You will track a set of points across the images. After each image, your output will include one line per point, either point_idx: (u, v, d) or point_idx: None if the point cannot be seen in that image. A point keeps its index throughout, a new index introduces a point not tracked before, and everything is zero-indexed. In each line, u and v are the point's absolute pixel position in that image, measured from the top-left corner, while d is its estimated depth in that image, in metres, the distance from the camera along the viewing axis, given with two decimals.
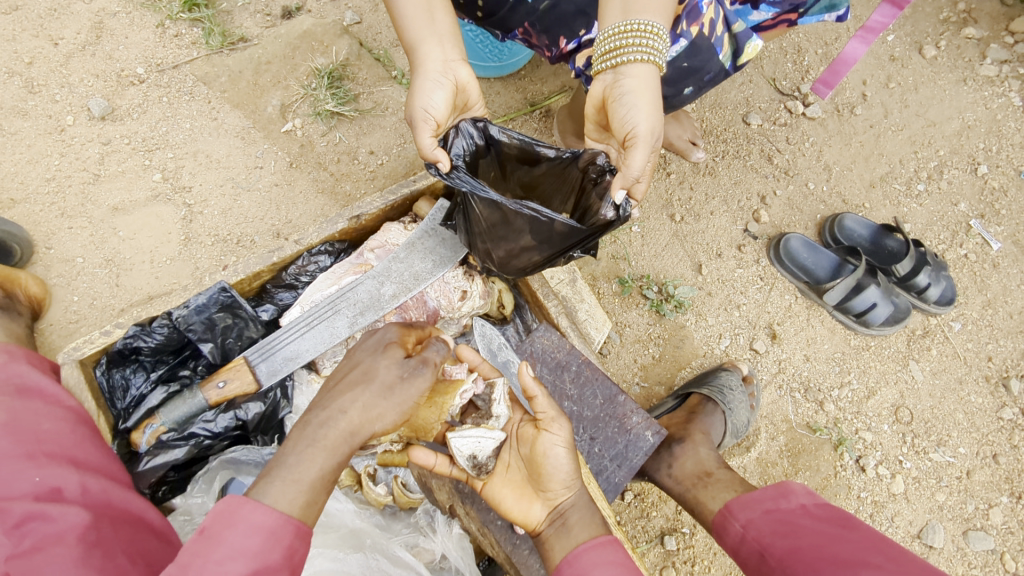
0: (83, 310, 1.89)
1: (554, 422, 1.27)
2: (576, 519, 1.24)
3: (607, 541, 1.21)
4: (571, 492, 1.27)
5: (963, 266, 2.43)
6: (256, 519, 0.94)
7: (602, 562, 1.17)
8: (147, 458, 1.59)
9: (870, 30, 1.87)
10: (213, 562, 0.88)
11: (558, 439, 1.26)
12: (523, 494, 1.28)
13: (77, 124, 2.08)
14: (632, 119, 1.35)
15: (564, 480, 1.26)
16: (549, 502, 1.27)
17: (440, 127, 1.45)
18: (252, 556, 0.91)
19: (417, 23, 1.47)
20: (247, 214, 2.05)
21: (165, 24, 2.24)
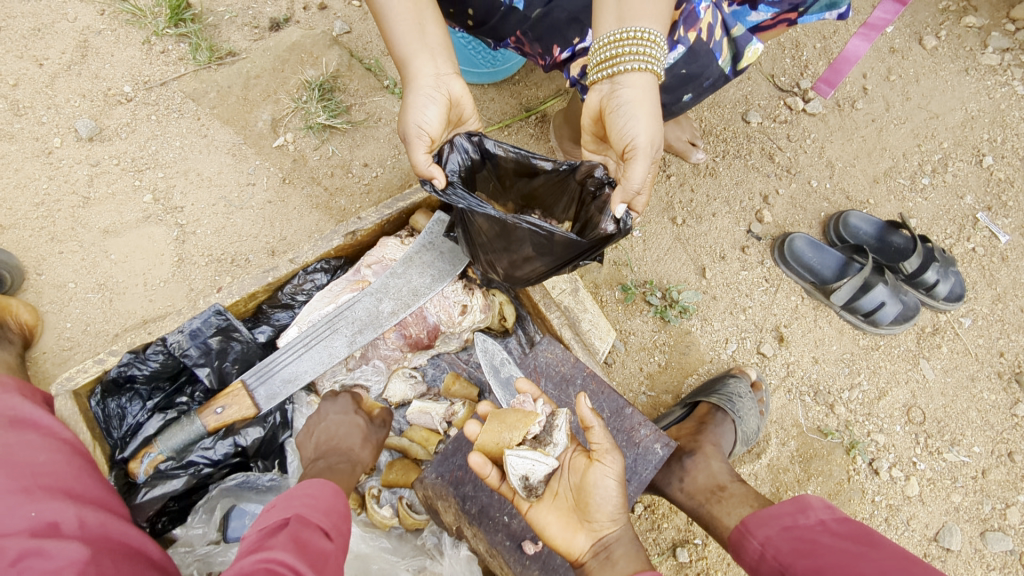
0: (77, 337, 1.85)
1: (607, 455, 1.23)
2: (620, 552, 1.19)
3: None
4: (616, 524, 1.22)
5: (971, 261, 2.39)
6: (320, 484, 1.15)
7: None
8: (144, 489, 1.53)
9: (872, 27, 1.81)
10: (306, 498, 1.09)
11: (610, 472, 1.21)
12: (568, 523, 1.24)
13: (65, 146, 2.04)
14: (630, 131, 1.31)
15: (610, 513, 1.21)
16: (593, 533, 1.22)
17: (434, 143, 1.41)
18: (326, 499, 1.12)
19: (407, 36, 1.42)
20: (240, 233, 2.01)
21: (151, 41, 2.20)
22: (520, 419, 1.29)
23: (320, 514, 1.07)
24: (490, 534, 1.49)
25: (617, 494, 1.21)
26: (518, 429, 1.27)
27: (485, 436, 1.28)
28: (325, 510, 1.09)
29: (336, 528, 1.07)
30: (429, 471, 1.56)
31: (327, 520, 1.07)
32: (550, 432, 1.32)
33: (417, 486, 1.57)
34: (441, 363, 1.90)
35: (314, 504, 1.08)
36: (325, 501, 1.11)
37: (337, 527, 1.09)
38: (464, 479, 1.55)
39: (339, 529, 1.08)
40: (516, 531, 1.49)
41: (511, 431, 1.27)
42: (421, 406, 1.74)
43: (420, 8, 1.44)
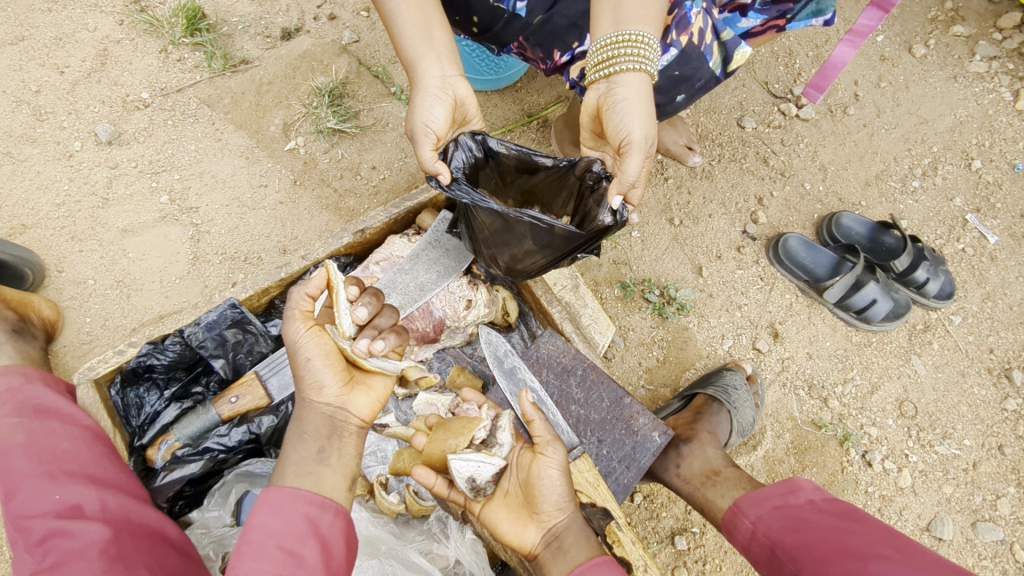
0: (96, 331, 1.93)
1: (548, 446, 1.29)
2: (572, 542, 1.21)
3: (602, 560, 1.17)
4: (564, 514, 1.25)
5: (961, 261, 2.45)
6: (268, 506, 1.08)
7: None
8: (163, 473, 1.61)
9: (857, 33, 1.88)
10: (248, 544, 1.04)
11: (552, 462, 1.27)
12: (518, 517, 1.26)
13: (85, 149, 2.13)
14: (626, 126, 1.38)
15: (557, 502, 1.25)
16: (542, 524, 1.24)
17: (440, 141, 1.49)
18: (276, 528, 1.06)
19: (415, 40, 1.50)
20: (253, 232, 2.08)
21: (168, 49, 2.30)
22: (466, 425, 1.37)
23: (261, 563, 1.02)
24: None
25: (560, 484, 1.26)
26: (463, 435, 1.34)
27: (432, 445, 1.36)
28: (269, 553, 1.03)
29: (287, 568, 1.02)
30: None
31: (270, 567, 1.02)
32: (494, 434, 1.37)
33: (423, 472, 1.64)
34: (447, 358, 1.97)
35: (256, 552, 1.03)
36: (275, 533, 1.06)
37: (291, 560, 1.04)
38: None
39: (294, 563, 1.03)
40: None
41: (457, 437, 1.35)
42: (428, 397, 1.78)
43: (427, 15, 1.52)
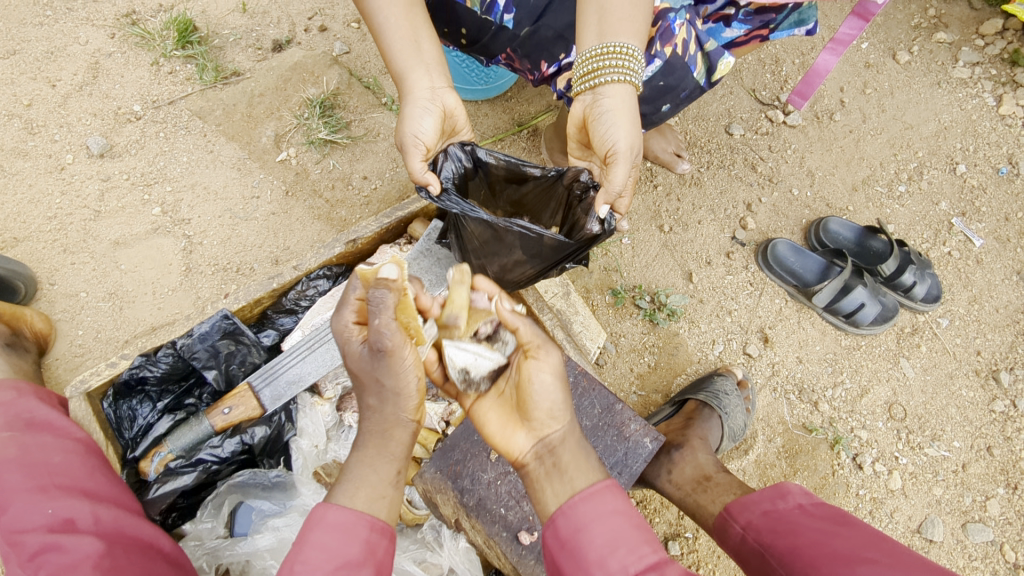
0: (88, 344, 1.93)
1: (543, 350, 1.14)
2: (568, 460, 1.08)
3: (604, 486, 1.03)
4: (560, 424, 1.10)
5: (947, 264, 2.48)
6: (329, 523, 1.00)
7: (602, 512, 1.01)
8: (156, 485, 1.60)
9: (839, 42, 1.91)
10: (301, 562, 0.96)
11: (545, 366, 1.12)
12: (508, 420, 1.16)
13: (77, 162, 2.13)
14: (612, 136, 1.40)
15: (550, 413, 1.10)
16: (534, 433, 1.12)
17: (430, 151, 1.50)
18: (333, 551, 0.97)
19: (404, 52, 1.51)
20: (245, 243, 2.09)
21: (159, 62, 2.31)
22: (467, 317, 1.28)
23: None
24: (488, 525, 1.58)
25: (555, 392, 1.10)
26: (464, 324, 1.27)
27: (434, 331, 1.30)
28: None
29: None
30: (429, 466, 1.64)
31: None
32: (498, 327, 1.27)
33: (416, 481, 1.65)
34: None
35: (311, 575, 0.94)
36: (331, 558, 0.96)
37: None
38: (461, 472, 1.63)
39: None
40: (512, 522, 1.58)
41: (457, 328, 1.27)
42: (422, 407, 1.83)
43: (416, 27, 1.53)
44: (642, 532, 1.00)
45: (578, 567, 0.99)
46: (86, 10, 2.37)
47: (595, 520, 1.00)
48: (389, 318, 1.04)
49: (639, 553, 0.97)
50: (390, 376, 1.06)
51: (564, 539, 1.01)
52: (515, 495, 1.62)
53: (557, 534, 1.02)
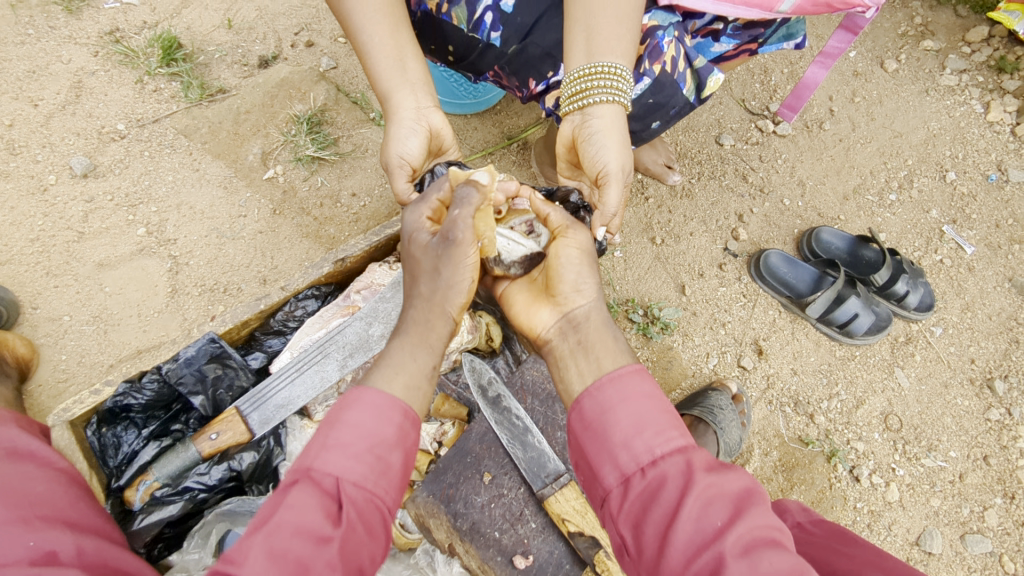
0: (72, 369, 1.88)
1: (571, 231, 1.36)
2: (593, 338, 1.20)
3: (631, 370, 1.11)
4: (583, 298, 1.27)
5: (939, 272, 2.48)
6: (367, 401, 1.06)
7: (629, 395, 1.09)
8: (141, 516, 1.57)
9: (828, 55, 1.91)
10: (335, 437, 1.01)
11: (573, 244, 1.33)
12: (535, 300, 1.36)
13: (60, 183, 2.10)
14: (602, 158, 1.39)
15: (576, 285, 1.28)
16: (559, 308, 1.29)
17: (416, 171, 1.51)
18: (368, 430, 1.02)
19: (388, 72, 1.49)
20: (233, 263, 2.06)
21: (143, 80, 2.29)
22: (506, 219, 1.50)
23: (348, 461, 0.98)
24: (482, 550, 1.55)
25: (579, 262, 1.30)
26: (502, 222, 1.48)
27: None
28: (358, 452, 1.00)
29: (372, 474, 0.99)
30: (422, 490, 1.62)
31: (358, 468, 0.98)
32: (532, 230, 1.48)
33: (408, 505, 1.62)
34: None
35: (343, 447, 0.99)
36: (365, 436, 1.01)
37: (376, 467, 1.00)
38: (454, 496, 1.61)
39: (378, 469, 1.00)
40: (507, 546, 1.56)
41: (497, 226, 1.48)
42: None
43: (401, 46, 1.50)
44: (667, 417, 1.07)
45: (602, 446, 1.07)
46: (69, 29, 2.35)
47: (620, 401, 1.08)
48: (467, 213, 1.20)
49: (664, 435, 1.03)
50: (449, 265, 1.18)
51: (590, 420, 1.09)
52: (509, 519, 1.60)
53: (585, 416, 1.11)
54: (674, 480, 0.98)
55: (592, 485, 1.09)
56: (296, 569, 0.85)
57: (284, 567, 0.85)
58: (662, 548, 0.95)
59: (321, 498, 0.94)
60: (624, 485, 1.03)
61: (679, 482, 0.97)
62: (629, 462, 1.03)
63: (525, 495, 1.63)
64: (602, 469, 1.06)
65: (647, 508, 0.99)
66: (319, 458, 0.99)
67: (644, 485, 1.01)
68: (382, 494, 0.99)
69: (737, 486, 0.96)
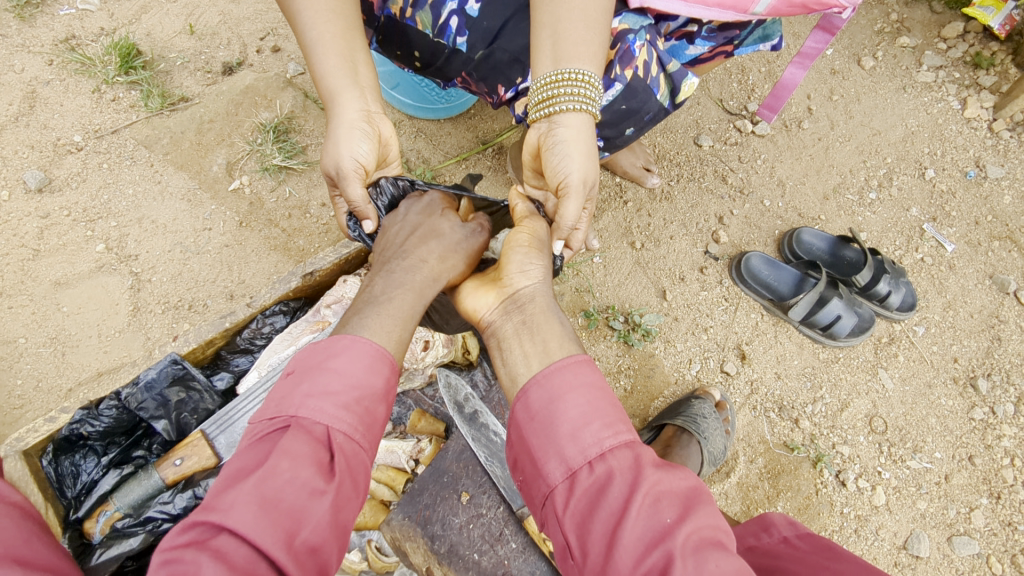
0: (28, 394, 1.80)
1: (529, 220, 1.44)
2: (539, 317, 1.20)
3: (582, 360, 1.07)
4: (528, 280, 1.28)
5: (920, 270, 2.47)
6: (357, 352, 1.06)
7: (578, 385, 1.03)
8: (100, 549, 1.48)
9: (806, 55, 1.86)
10: (322, 385, 1.00)
11: (527, 231, 1.40)
12: (482, 288, 1.34)
13: (12, 198, 2.01)
14: (564, 169, 1.34)
15: (522, 267, 1.30)
16: (504, 291, 1.29)
17: (365, 174, 1.44)
18: (357, 382, 1.02)
19: (337, 72, 1.41)
20: (198, 278, 1.98)
21: (101, 89, 2.20)
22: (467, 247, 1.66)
23: (337, 412, 0.98)
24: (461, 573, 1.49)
25: (527, 247, 1.35)
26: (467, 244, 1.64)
27: None
28: (346, 403, 0.99)
29: (359, 426, 1.00)
30: (398, 512, 1.55)
31: (347, 420, 0.98)
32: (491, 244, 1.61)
33: (384, 529, 1.55)
34: (407, 401, 1.87)
35: (333, 395, 0.99)
36: (354, 387, 1.02)
37: (361, 420, 1.01)
38: (431, 518, 1.55)
39: (364, 421, 1.01)
40: (487, 568, 1.50)
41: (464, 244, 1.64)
42: (388, 445, 1.74)
43: (352, 48, 1.44)
44: (614, 410, 1.02)
45: (548, 438, 1.00)
46: (21, 36, 2.25)
47: (569, 392, 1.02)
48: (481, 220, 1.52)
49: (612, 429, 0.99)
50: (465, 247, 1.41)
51: (536, 411, 1.03)
52: (488, 539, 1.54)
53: (531, 407, 1.04)
54: (621, 476, 0.94)
55: (535, 481, 1.01)
56: (291, 520, 0.85)
57: (279, 517, 0.84)
58: (608, 548, 0.89)
59: (313, 446, 0.93)
60: (570, 481, 0.97)
61: (629, 476, 0.93)
62: (576, 456, 0.97)
63: (504, 514, 1.58)
64: (547, 464, 0.99)
65: (594, 505, 0.94)
66: (305, 406, 0.97)
67: (592, 480, 0.95)
68: (367, 444, 1.01)
69: (683, 485, 0.94)
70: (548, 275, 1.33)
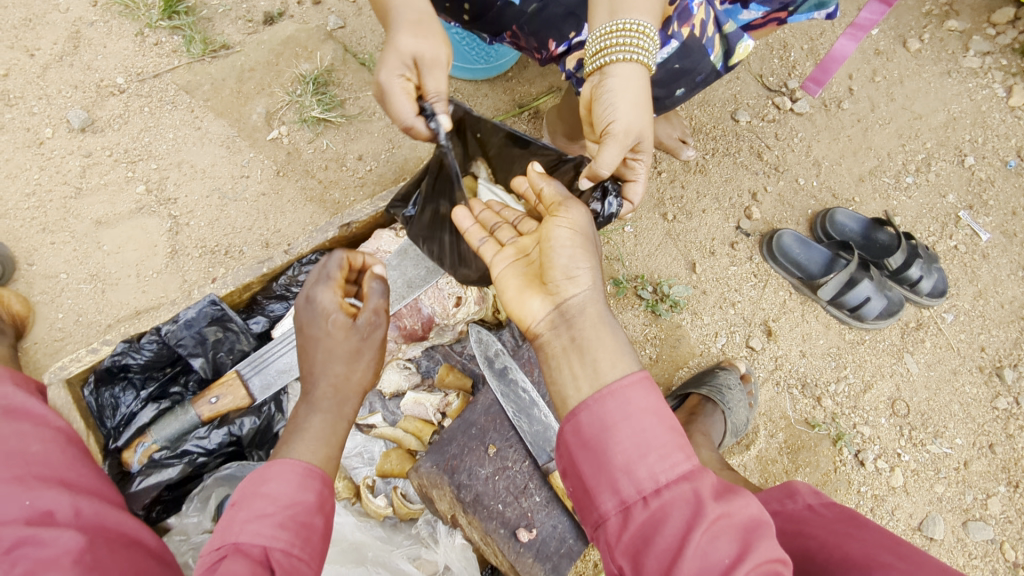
0: (68, 328, 1.85)
1: (567, 209, 1.13)
2: (589, 334, 0.98)
3: (637, 380, 0.92)
4: (576, 286, 1.02)
5: (953, 258, 2.44)
6: (284, 470, 1.00)
7: (633, 411, 0.90)
8: (139, 477, 1.55)
9: (859, 27, 1.84)
10: (253, 510, 0.93)
11: (565, 224, 1.10)
12: (525, 288, 1.08)
13: (56, 136, 2.04)
14: (609, 116, 1.32)
15: (567, 270, 1.03)
16: (549, 299, 1.03)
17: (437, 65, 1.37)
18: (289, 500, 0.96)
19: None
20: (235, 224, 2.01)
21: (144, 33, 2.20)
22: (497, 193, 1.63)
23: (272, 531, 0.91)
24: (485, 522, 1.52)
25: (572, 244, 1.06)
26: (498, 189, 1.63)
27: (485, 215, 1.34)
28: (280, 522, 0.93)
29: (298, 542, 0.93)
30: (427, 460, 1.57)
31: (281, 539, 0.91)
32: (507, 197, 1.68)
33: (412, 475, 1.59)
34: (436, 355, 1.89)
35: (266, 517, 0.92)
36: (286, 505, 0.95)
37: (301, 533, 0.94)
38: (459, 467, 1.57)
39: (303, 538, 0.94)
40: (510, 519, 1.54)
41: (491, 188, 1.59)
42: (415, 397, 1.78)
43: None
44: (674, 435, 0.89)
45: (599, 469, 0.89)
46: None
47: (623, 420, 0.89)
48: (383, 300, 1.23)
49: (670, 459, 0.87)
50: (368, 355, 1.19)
51: (586, 438, 0.91)
52: (513, 491, 1.57)
53: (579, 431, 0.92)
54: (680, 515, 0.83)
55: (586, 509, 0.92)
56: None
57: None
58: None
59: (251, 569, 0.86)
60: (623, 515, 0.87)
61: (688, 520, 0.82)
62: (630, 490, 0.87)
63: (530, 468, 1.60)
64: (598, 495, 0.89)
65: (650, 545, 0.84)
66: (243, 532, 0.90)
67: (647, 516, 0.85)
68: (310, 557, 0.94)
69: (748, 520, 0.84)
70: (600, 272, 1.06)
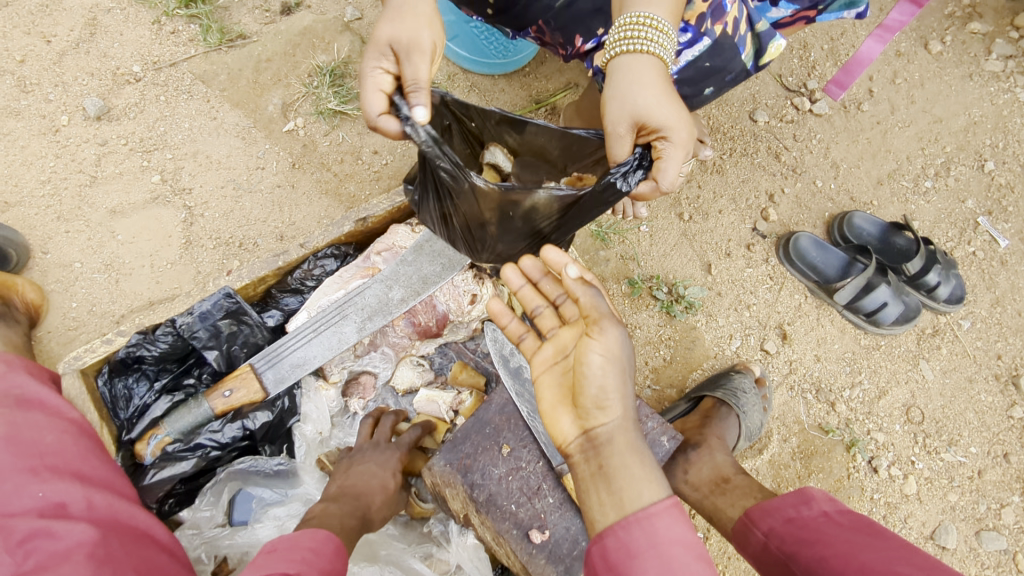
0: (82, 317, 1.85)
1: (599, 324, 1.04)
2: (617, 465, 1.01)
3: (665, 510, 0.96)
4: (608, 416, 1.03)
5: (971, 264, 2.41)
6: (319, 535, 1.09)
7: (661, 540, 0.94)
8: (153, 470, 1.55)
9: (886, 28, 1.81)
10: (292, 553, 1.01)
11: (598, 346, 1.03)
12: (560, 401, 1.09)
13: (72, 124, 2.02)
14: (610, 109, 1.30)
15: (596, 401, 1.03)
16: (581, 422, 1.05)
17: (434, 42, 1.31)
18: (324, 553, 1.05)
19: None
20: (249, 216, 2.00)
21: (161, 21, 2.18)
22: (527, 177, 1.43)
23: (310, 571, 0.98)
24: (497, 522, 1.52)
25: (600, 371, 1.02)
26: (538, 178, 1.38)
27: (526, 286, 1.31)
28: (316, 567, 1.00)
29: None
30: (439, 459, 1.57)
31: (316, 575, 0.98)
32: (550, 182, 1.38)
33: (425, 474, 1.58)
34: (449, 352, 1.87)
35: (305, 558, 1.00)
36: (322, 555, 1.04)
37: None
38: (472, 466, 1.56)
39: None
40: (523, 519, 1.53)
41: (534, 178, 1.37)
42: (429, 394, 1.75)
43: None
44: (699, 563, 0.93)
45: None
46: None
47: (651, 549, 0.93)
48: None
49: None
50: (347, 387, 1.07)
51: (613, 562, 0.95)
52: (526, 492, 1.56)
53: (608, 555, 0.96)
54: None
55: None
56: None
57: None
58: None
59: None
60: None
61: None
62: None
63: (543, 469, 1.59)
64: None
65: None
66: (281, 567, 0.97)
67: None
68: None
69: None
70: (631, 393, 1.05)
